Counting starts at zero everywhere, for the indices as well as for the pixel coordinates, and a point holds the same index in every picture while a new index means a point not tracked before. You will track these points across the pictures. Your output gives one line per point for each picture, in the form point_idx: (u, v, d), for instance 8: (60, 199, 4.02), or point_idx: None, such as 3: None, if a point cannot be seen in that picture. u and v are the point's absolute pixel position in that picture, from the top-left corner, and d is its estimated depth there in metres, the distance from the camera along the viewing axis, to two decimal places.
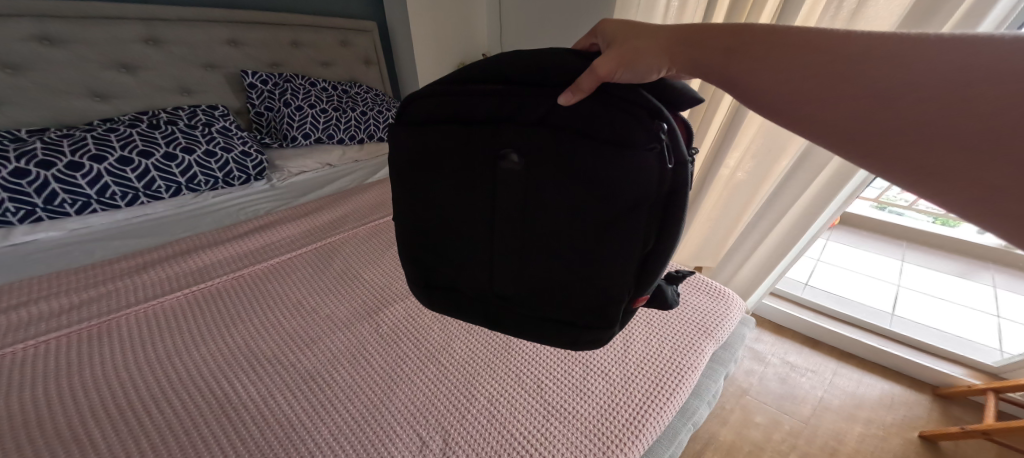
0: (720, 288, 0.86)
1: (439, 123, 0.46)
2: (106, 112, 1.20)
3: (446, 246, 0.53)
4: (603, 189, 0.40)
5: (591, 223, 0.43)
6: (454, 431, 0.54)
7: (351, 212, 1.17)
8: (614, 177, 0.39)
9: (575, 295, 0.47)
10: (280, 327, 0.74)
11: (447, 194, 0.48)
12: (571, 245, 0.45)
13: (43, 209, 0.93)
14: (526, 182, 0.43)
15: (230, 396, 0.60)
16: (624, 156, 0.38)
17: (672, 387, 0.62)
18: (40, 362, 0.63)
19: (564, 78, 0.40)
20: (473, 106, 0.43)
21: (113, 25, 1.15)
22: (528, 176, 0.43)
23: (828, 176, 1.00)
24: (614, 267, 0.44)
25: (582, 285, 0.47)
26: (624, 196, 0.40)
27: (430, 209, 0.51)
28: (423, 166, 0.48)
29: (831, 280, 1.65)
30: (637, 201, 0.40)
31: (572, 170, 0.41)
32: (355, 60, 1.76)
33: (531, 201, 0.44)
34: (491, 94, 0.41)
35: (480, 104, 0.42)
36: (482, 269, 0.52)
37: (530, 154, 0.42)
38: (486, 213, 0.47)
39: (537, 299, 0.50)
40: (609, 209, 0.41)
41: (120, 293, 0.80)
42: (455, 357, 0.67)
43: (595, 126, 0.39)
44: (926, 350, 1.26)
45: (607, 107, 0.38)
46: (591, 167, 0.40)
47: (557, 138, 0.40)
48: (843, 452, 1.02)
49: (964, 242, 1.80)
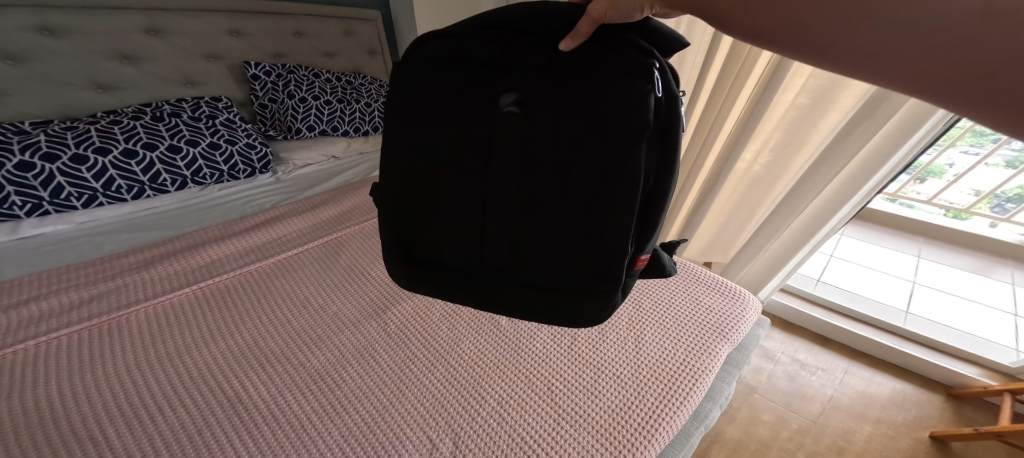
0: (735, 288, 0.85)
1: (437, 65, 0.45)
2: (109, 104, 1.19)
3: (439, 205, 0.50)
4: (603, 126, 0.40)
5: (592, 174, 0.42)
6: (464, 433, 0.54)
7: (357, 206, 1.16)
8: (614, 112, 0.39)
9: (576, 250, 0.46)
10: (289, 324, 0.74)
11: (443, 142, 0.46)
12: (574, 196, 0.44)
13: (50, 202, 0.93)
14: (525, 149, 0.43)
15: (241, 396, 0.60)
16: (625, 86, 0.38)
17: (685, 391, 0.61)
18: (54, 358, 0.64)
19: (562, 20, 0.41)
20: (473, 66, 0.43)
21: (114, 15, 1.13)
22: (527, 122, 0.42)
23: (853, 168, 0.97)
24: (614, 216, 0.43)
25: (583, 238, 0.46)
26: (621, 133, 0.40)
27: (425, 160, 0.48)
28: (416, 111, 0.46)
29: (843, 276, 1.62)
30: (636, 135, 0.40)
31: (572, 110, 0.40)
32: (360, 50, 1.73)
33: (529, 144, 0.43)
34: (491, 38, 0.43)
35: (482, 46, 0.43)
36: (476, 229, 0.49)
37: (531, 98, 0.41)
38: (483, 161, 0.45)
39: (537, 259, 0.48)
40: (609, 149, 0.41)
41: (128, 288, 0.80)
42: (464, 356, 0.67)
43: (595, 62, 0.40)
44: (941, 349, 1.25)
45: (603, 48, 0.40)
46: (591, 102, 0.39)
47: (558, 78, 0.40)
48: (851, 451, 1.02)
49: (985, 238, 1.76)
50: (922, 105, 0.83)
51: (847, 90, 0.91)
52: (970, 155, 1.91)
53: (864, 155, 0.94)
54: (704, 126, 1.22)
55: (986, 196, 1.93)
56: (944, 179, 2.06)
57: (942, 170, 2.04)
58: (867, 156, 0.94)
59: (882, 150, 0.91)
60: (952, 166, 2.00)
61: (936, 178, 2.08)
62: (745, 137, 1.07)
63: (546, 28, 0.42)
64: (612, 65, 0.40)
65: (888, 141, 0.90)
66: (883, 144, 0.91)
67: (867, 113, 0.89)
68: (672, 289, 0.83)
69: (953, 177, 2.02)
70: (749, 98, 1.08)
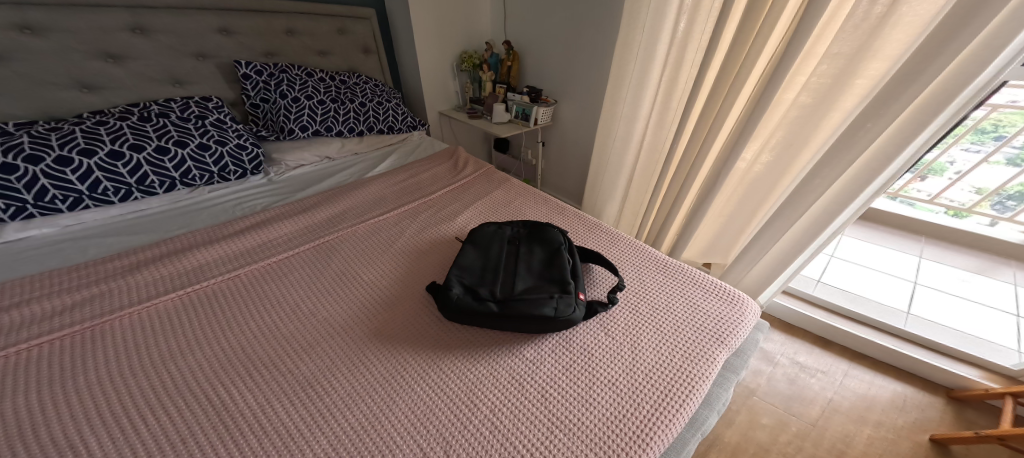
0: (733, 291, 0.84)
1: (474, 237, 0.92)
2: (95, 104, 1.16)
3: (465, 294, 0.73)
4: (552, 258, 0.84)
5: (555, 280, 0.78)
6: (456, 442, 0.53)
7: (351, 208, 1.14)
8: (555, 252, 0.86)
9: (554, 306, 0.69)
10: (278, 331, 0.72)
11: (473, 271, 0.81)
12: (546, 288, 0.76)
13: (34, 205, 0.90)
14: (518, 271, 0.81)
15: (227, 403, 0.58)
16: (556, 239, 0.90)
17: (683, 397, 0.60)
18: (36, 366, 0.62)
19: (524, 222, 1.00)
20: (490, 238, 0.91)
21: (98, 13, 1.11)
22: (517, 254, 0.87)
23: (856, 168, 0.95)
24: (573, 297, 0.73)
25: (558, 301, 0.71)
26: (562, 260, 0.83)
27: (461, 279, 0.78)
28: (461, 257, 0.85)
29: (844, 277, 1.62)
30: (569, 261, 0.83)
31: (534, 249, 0.88)
32: (355, 48, 1.70)
33: (521, 267, 0.82)
34: (499, 227, 0.96)
35: (494, 230, 0.95)
36: (490, 300, 0.72)
37: (517, 246, 0.90)
38: (495, 278, 0.79)
39: (531, 306, 0.69)
40: (560, 267, 0.80)
41: (115, 292, 0.78)
42: (456, 363, 0.66)
43: (542, 233, 0.92)
44: (942, 351, 1.24)
45: (544, 229, 0.94)
46: (543, 246, 0.88)
47: (527, 239, 0.92)
48: (851, 455, 1.01)
49: (988, 237, 1.74)
50: (927, 104, 0.81)
51: (850, 89, 0.90)
52: (972, 152, 1.92)
53: (869, 156, 0.92)
54: (703, 127, 1.21)
55: (987, 194, 1.92)
56: (946, 177, 2.06)
57: (943, 167, 2.05)
58: (871, 157, 0.92)
59: (887, 150, 0.89)
60: (954, 164, 2.01)
61: (937, 176, 2.08)
62: (747, 137, 1.08)
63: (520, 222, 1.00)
64: (549, 235, 0.91)
65: (892, 141, 0.88)
66: (887, 144, 0.89)
67: (875, 112, 0.86)
68: (669, 292, 0.82)
69: (955, 175, 2.02)
70: (750, 98, 1.08)
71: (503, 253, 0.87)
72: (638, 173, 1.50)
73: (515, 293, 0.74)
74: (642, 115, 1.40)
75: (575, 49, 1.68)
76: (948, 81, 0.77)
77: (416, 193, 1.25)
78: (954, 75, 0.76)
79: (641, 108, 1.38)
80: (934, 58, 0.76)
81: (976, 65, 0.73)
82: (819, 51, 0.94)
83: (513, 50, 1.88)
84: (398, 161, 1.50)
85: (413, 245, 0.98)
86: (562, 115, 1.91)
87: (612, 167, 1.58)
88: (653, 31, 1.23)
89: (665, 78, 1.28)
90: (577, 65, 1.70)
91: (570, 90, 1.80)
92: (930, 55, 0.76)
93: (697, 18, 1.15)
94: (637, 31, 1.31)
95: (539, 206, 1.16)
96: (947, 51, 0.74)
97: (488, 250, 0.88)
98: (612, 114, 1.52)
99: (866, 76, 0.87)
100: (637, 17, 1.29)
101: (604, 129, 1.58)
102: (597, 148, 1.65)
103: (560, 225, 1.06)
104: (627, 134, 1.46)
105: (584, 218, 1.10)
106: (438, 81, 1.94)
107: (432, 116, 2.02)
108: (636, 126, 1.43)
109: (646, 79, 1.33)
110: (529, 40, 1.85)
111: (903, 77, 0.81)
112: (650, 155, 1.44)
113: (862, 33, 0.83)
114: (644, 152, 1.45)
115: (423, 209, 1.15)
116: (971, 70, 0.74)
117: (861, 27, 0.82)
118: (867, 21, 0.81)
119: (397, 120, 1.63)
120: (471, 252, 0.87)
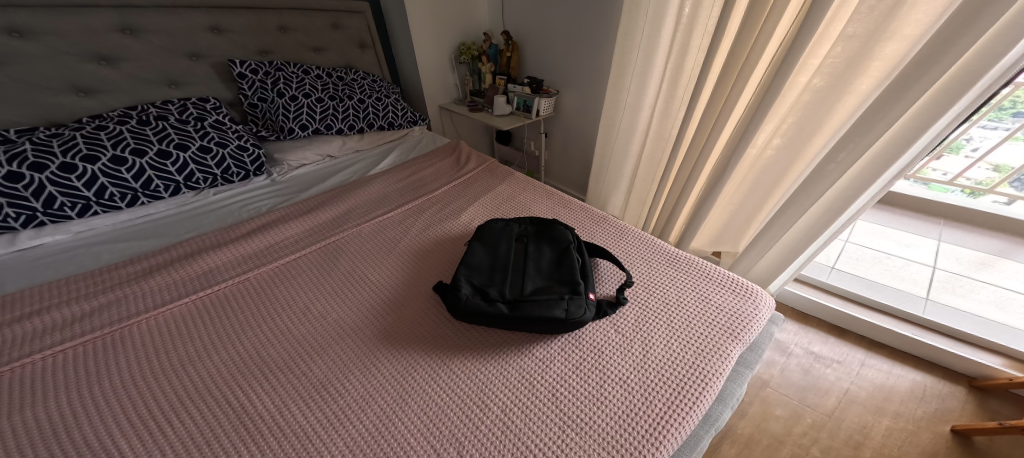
0: (746, 285, 0.82)
1: (480, 232, 0.91)
2: (92, 108, 1.16)
3: (470, 293, 0.73)
4: (559, 255, 0.84)
5: (563, 278, 0.77)
6: (468, 445, 0.52)
7: (354, 208, 1.13)
8: (561, 248, 0.85)
9: (558, 307, 0.68)
10: (288, 333, 0.73)
11: (479, 269, 0.81)
12: (553, 286, 0.75)
13: (44, 213, 0.91)
14: (524, 269, 0.80)
15: (244, 405, 0.59)
16: (562, 233, 0.89)
17: (694, 394, 0.59)
18: (56, 372, 0.62)
19: (525, 218, 0.99)
20: (499, 236, 0.90)
21: (86, 15, 1.10)
22: (523, 252, 0.86)
23: (875, 152, 0.91)
24: (581, 296, 0.71)
25: (563, 303, 0.69)
26: (569, 254, 0.82)
27: (467, 276, 0.77)
28: (468, 253, 0.84)
29: (859, 262, 1.58)
30: (578, 258, 0.82)
31: (540, 244, 0.88)
32: (350, 43, 1.67)
33: (526, 265, 0.81)
34: (505, 224, 0.94)
35: (501, 225, 0.94)
36: (494, 299, 0.71)
37: (522, 244, 0.89)
38: (501, 276, 0.78)
39: (535, 307, 0.68)
40: (568, 266, 0.79)
41: (130, 299, 0.78)
42: (466, 363, 0.65)
43: (547, 228, 0.92)
44: (963, 339, 1.21)
45: (550, 225, 0.93)
46: (549, 242, 0.88)
47: (532, 235, 0.91)
48: (868, 446, 1.00)
49: (1008, 218, 1.69)
50: (953, 85, 0.77)
51: (867, 71, 0.85)
52: (991, 130, 1.85)
53: (888, 140, 0.88)
54: (713, 111, 1.16)
55: (1008, 173, 1.85)
56: (963, 156, 1.97)
57: (960, 145, 1.96)
58: (890, 140, 0.88)
59: (907, 134, 0.85)
60: (972, 141, 1.93)
61: (954, 154, 1.99)
62: (756, 124, 1.04)
63: (523, 218, 0.99)
64: (557, 230, 0.90)
65: (910, 125, 0.84)
66: (905, 129, 0.85)
67: (897, 95, 0.82)
68: (679, 287, 0.80)
69: (973, 154, 1.94)
70: (760, 81, 1.04)
71: (510, 252, 0.85)
72: (644, 162, 1.47)
73: (520, 295, 0.73)
74: (648, 102, 1.36)
75: (576, 36, 1.63)
76: (973, 60, 0.73)
77: (419, 190, 1.24)
78: (977, 55, 0.73)
79: (646, 95, 1.35)
80: (956, 40, 0.72)
81: (1006, 42, 0.68)
82: (833, 33, 0.89)
83: (512, 40, 1.84)
84: (400, 157, 1.49)
85: (418, 244, 0.97)
86: (564, 105, 1.87)
87: (617, 157, 1.55)
88: (657, 15, 1.18)
89: (670, 64, 1.23)
90: (579, 50, 1.65)
91: (572, 80, 1.75)
92: (952, 37, 0.72)
93: (702, 3, 1.10)
94: (639, 17, 1.26)
95: (543, 200, 1.14)
96: (976, 28, 0.69)
97: (497, 248, 0.87)
98: (617, 100, 1.47)
99: (885, 56, 0.82)
100: (638, 2, 1.24)
101: (609, 117, 1.54)
102: (601, 139, 1.61)
103: (566, 220, 1.04)
104: (633, 122, 1.42)
105: (590, 211, 1.07)
106: (437, 75, 1.91)
107: (433, 109, 2.00)
108: (642, 114, 1.39)
109: (651, 66, 1.28)
110: (528, 29, 1.80)
111: (924, 58, 0.76)
112: (656, 143, 1.39)
113: (878, 14, 0.78)
114: (651, 140, 1.40)
115: (426, 207, 1.14)
116: (996, 51, 0.70)
117: (878, 8, 0.78)
118: (882, 3, 0.77)
119: (398, 115, 1.60)
120: (479, 250, 0.85)
